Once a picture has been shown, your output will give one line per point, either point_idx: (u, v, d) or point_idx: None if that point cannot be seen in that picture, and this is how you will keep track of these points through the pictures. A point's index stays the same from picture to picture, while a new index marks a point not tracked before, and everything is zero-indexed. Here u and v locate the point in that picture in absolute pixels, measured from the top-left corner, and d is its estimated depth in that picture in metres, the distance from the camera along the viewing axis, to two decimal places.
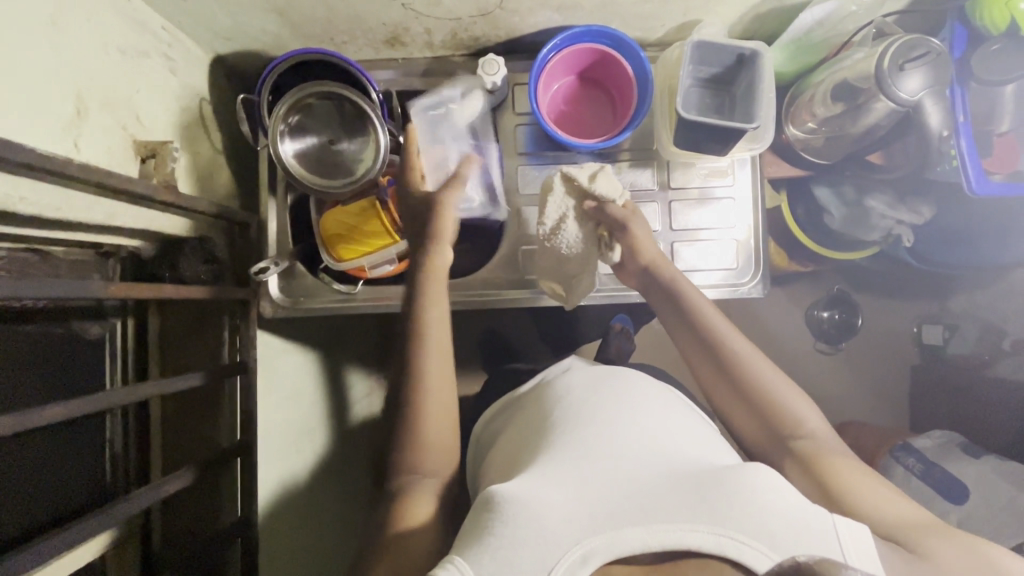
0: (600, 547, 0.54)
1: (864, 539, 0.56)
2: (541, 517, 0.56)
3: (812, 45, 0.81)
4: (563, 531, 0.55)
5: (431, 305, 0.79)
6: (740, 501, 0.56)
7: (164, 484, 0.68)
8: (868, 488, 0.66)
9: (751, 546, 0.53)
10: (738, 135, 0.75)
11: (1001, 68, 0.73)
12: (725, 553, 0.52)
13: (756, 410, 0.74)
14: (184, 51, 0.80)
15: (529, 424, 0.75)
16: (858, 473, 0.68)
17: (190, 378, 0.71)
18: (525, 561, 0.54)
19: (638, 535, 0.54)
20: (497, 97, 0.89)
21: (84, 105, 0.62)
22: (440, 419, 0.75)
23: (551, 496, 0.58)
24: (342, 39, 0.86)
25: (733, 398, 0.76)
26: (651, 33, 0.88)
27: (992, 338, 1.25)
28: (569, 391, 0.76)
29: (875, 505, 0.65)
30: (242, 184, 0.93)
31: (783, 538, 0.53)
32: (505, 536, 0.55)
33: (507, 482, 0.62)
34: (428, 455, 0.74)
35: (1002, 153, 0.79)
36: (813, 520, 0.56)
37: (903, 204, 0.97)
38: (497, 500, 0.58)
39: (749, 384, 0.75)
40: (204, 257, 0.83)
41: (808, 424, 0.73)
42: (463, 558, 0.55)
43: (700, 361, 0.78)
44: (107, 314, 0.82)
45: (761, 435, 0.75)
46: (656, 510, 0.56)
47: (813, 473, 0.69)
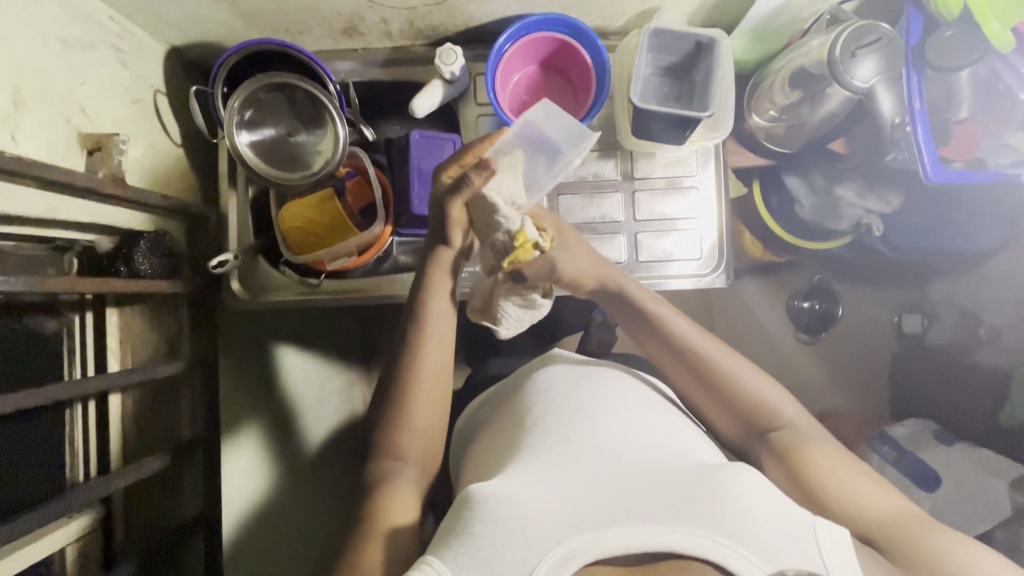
0: (583, 548, 0.51)
1: (846, 545, 0.54)
2: (525, 512, 0.55)
3: (770, 32, 0.81)
4: (547, 531, 0.53)
5: (438, 292, 0.75)
6: (725, 503, 0.54)
7: (115, 479, 0.71)
8: (847, 481, 0.65)
9: (734, 550, 0.50)
10: (694, 123, 0.75)
11: (958, 55, 0.71)
12: (708, 556, 0.50)
13: (733, 408, 0.73)
14: (135, 42, 0.79)
15: (510, 425, 0.73)
16: (836, 464, 0.67)
17: (144, 372, 0.74)
18: (502, 559, 0.52)
19: (622, 534, 0.52)
20: (459, 86, 0.88)
21: (21, 97, 0.61)
22: (431, 410, 0.73)
23: (530, 495, 0.57)
24: (298, 29, 0.85)
25: (709, 399, 0.74)
26: (611, 21, 0.87)
27: (969, 324, 1.22)
28: (554, 387, 0.75)
29: (854, 502, 0.64)
30: (203, 177, 0.92)
31: (765, 542, 0.51)
32: (482, 535, 0.54)
33: (488, 482, 0.60)
34: (413, 443, 0.71)
35: (960, 140, 0.80)
36: (792, 523, 0.54)
37: (873, 193, 0.95)
38: (477, 499, 0.57)
39: (729, 388, 0.73)
40: (163, 250, 0.79)
41: (786, 413, 0.72)
42: (440, 558, 0.54)
43: (680, 375, 0.76)
44: (62, 309, 0.78)
45: (739, 431, 0.73)
46: (641, 510, 0.53)
47: (792, 470, 0.68)
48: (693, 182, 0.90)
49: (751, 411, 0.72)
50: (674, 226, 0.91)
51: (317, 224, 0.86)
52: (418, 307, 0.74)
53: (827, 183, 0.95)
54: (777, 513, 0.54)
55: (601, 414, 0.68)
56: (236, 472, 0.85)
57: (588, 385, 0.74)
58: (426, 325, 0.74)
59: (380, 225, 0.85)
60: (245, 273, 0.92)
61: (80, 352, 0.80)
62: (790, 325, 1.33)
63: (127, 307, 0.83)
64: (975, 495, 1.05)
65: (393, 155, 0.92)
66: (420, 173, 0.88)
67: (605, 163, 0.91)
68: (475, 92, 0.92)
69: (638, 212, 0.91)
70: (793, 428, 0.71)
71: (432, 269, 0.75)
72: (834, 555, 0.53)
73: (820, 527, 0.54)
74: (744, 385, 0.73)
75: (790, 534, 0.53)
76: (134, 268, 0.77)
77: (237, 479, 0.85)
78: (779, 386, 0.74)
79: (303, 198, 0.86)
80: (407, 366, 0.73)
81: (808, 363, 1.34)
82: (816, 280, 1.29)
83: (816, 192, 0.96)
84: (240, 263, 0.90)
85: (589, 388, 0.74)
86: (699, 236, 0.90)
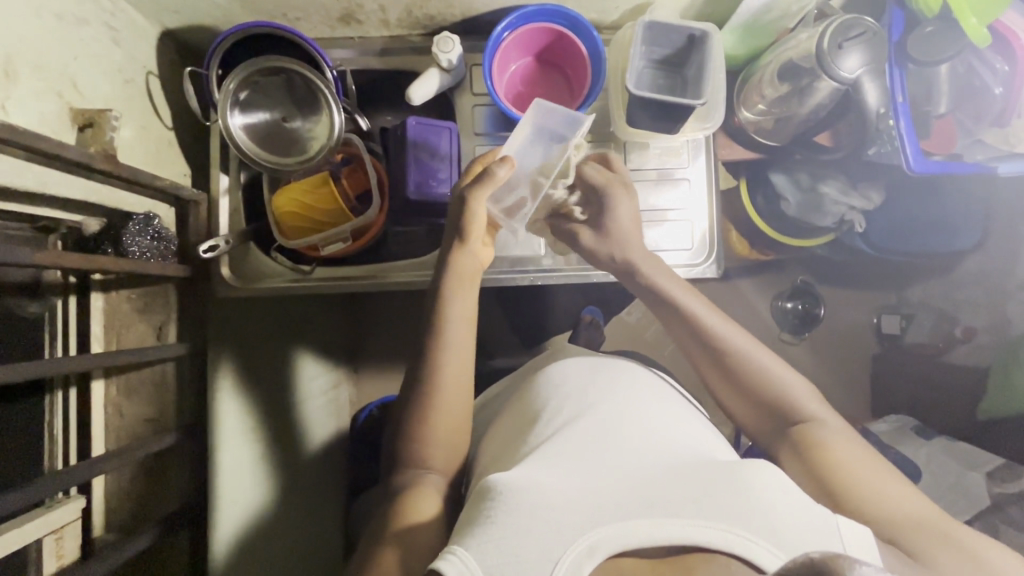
0: (608, 538, 0.50)
1: (869, 541, 0.53)
2: (547, 504, 0.53)
3: (759, 28, 0.84)
4: (568, 522, 0.51)
5: (456, 298, 0.74)
6: (749, 497, 0.52)
7: (98, 462, 0.70)
8: (869, 478, 0.64)
9: (761, 544, 0.49)
10: (688, 112, 0.77)
11: (934, 51, 0.75)
12: (736, 551, 0.48)
13: (755, 400, 0.73)
14: (129, 22, 0.78)
15: (523, 421, 0.72)
16: (862, 461, 0.66)
17: (132, 354, 0.73)
18: (524, 548, 0.50)
19: (646, 527, 0.50)
20: (455, 75, 0.89)
21: (13, 68, 0.60)
22: (453, 409, 0.71)
23: (549, 487, 0.55)
24: (295, 14, 0.85)
25: (731, 390, 0.74)
26: (606, 15, 0.89)
27: (945, 326, 1.30)
28: (571, 381, 0.75)
29: (881, 500, 0.62)
30: (194, 162, 0.91)
31: (791, 536, 0.50)
32: (502, 524, 0.52)
33: (505, 472, 0.59)
34: (432, 444, 0.70)
35: (941, 132, 0.84)
36: (816, 520, 0.53)
37: (855, 189, 0.98)
38: (497, 489, 0.56)
39: (752, 378, 0.73)
40: (152, 234, 0.78)
41: (809, 406, 0.71)
42: (463, 549, 0.51)
43: (701, 359, 0.77)
44: (45, 292, 0.76)
45: (764, 423, 0.73)
46: (664, 503, 0.52)
47: (813, 465, 0.67)
48: (684, 174, 0.92)
49: (773, 402, 0.72)
50: (667, 217, 0.92)
51: (312, 207, 0.86)
52: (439, 308, 0.74)
53: (812, 180, 0.98)
54: (800, 506, 0.53)
55: (613, 411, 0.68)
56: (239, 467, 0.86)
57: (604, 381, 0.74)
58: (449, 322, 0.73)
59: (376, 207, 0.84)
60: (236, 260, 0.90)
61: (63, 336, 0.77)
62: (775, 325, 1.35)
63: (113, 291, 0.81)
64: (955, 487, 1.07)
65: (389, 142, 0.92)
66: (417, 160, 0.88)
67: (599, 154, 0.93)
68: (471, 83, 0.92)
69: None
70: (816, 424, 0.70)
71: (451, 272, 0.75)
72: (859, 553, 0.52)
73: (843, 526, 0.53)
74: (768, 378, 0.73)
75: (814, 530, 0.51)
76: (122, 248, 0.75)
77: (241, 475, 0.86)
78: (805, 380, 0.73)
79: (297, 181, 0.86)
80: (430, 360, 0.72)
81: (793, 362, 1.36)
82: (800, 280, 1.32)
83: (803, 189, 0.99)
84: (232, 249, 0.89)
85: (604, 383, 0.74)
86: (691, 227, 0.92)
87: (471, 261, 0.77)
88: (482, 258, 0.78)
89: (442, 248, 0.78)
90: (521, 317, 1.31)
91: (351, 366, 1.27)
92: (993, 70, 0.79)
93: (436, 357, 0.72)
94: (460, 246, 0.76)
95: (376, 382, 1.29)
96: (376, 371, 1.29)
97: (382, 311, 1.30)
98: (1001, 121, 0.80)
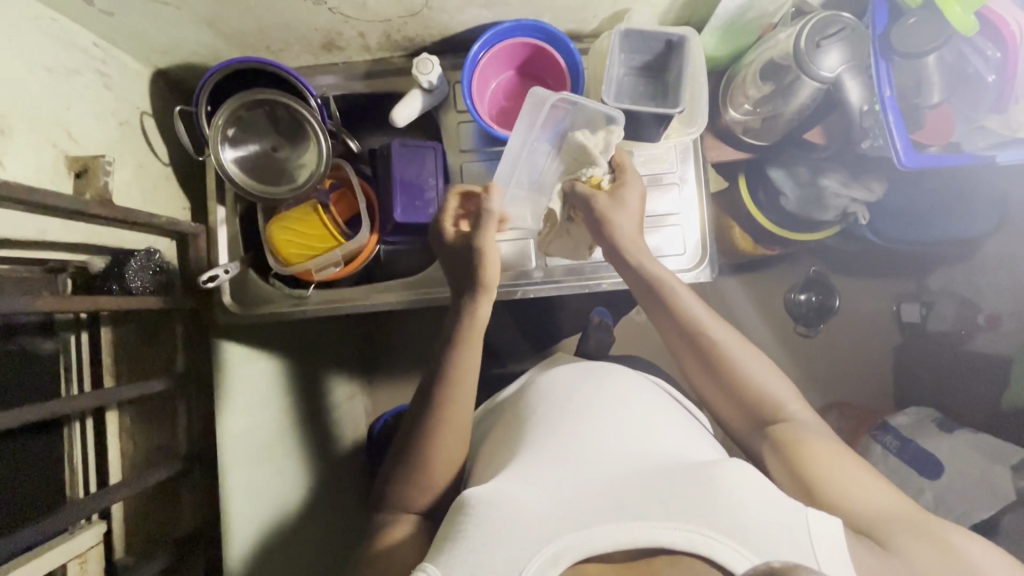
0: (571, 545, 0.51)
1: (840, 536, 0.53)
2: (516, 513, 0.54)
3: (739, 27, 0.83)
4: (535, 530, 0.52)
5: (468, 348, 0.71)
6: (715, 497, 0.53)
7: (110, 493, 0.72)
8: (844, 471, 0.62)
9: (725, 543, 0.49)
10: (667, 121, 0.76)
11: (919, 42, 0.73)
12: (697, 550, 0.49)
13: (732, 395, 0.71)
14: (120, 67, 0.81)
15: (511, 426, 0.73)
16: (839, 456, 0.64)
17: (140, 387, 0.76)
18: (493, 562, 0.51)
19: (611, 532, 0.51)
20: (438, 95, 0.90)
21: (8, 124, 0.63)
22: (452, 444, 0.70)
23: (524, 497, 0.56)
24: (277, 46, 0.87)
25: (712, 384, 0.72)
26: (585, 24, 0.89)
27: (967, 312, 1.24)
28: (556, 390, 0.75)
29: (848, 492, 0.60)
30: (192, 195, 0.95)
31: (756, 532, 0.50)
32: (472, 537, 0.53)
33: (481, 485, 0.60)
34: (426, 480, 0.69)
35: (938, 122, 0.81)
36: (787, 517, 0.53)
37: (855, 181, 0.95)
38: (470, 502, 0.57)
39: (729, 372, 0.70)
40: (154, 267, 0.82)
41: (783, 403, 0.69)
42: (434, 563, 0.53)
43: (685, 354, 0.73)
44: (59, 329, 0.79)
45: (740, 421, 0.71)
46: (632, 506, 0.53)
47: (789, 462, 0.65)
48: (673, 178, 0.91)
49: (752, 401, 0.70)
50: (659, 223, 0.91)
51: (304, 234, 0.88)
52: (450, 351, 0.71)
53: (810, 174, 0.95)
54: (771, 503, 0.53)
55: (597, 412, 0.68)
56: (253, 489, 0.88)
57: (591, 385, 0.74)
58: (456, 351, 0.71)
59: (366, 232, 0.87)
60: (237, 288, 0.93)
61: (78, 370, 0.80)
62: (787, 319, 1.32)
63: (123, 325, 0.83)
64: (979, 485, 1.03)
65: (377, 165, 0.94)
66: (402, 181, 0.89)
67: None
68: (455, 100, 0.93)
69: None
70: (795, 421, 0.68)
71: (466, 323, 0.72)
72: (829, 545, 0.52)
73: (812, 518, 0.53)
74: (747, 374, 0.70)
75: (785, 524, 0.52)
76: (126, 284, 0.78)
77: (256, 494, 0.88)
78: (783, 372, 0.71)
79: (288, 210, 0.88)
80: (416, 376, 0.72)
81: (807, 358, 1.33)
82: (812, 272, 1.28)
83: (801, 183, 0.97)
84: (232, 279, 0.92)
85: (588, 387, 0.74)
86: (683, 231, 0.90)
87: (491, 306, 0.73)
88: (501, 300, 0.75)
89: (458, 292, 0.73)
90: (527, 324, 1.31)
91: (363, 379, 1.30)
92: (984, 58, 0.76)
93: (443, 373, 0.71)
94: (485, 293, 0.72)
95: (386, 395, 1.31)
96: (386, 383, 1.31)
97: (390, 324, 1.32)
98: (998, 107, 0.77)
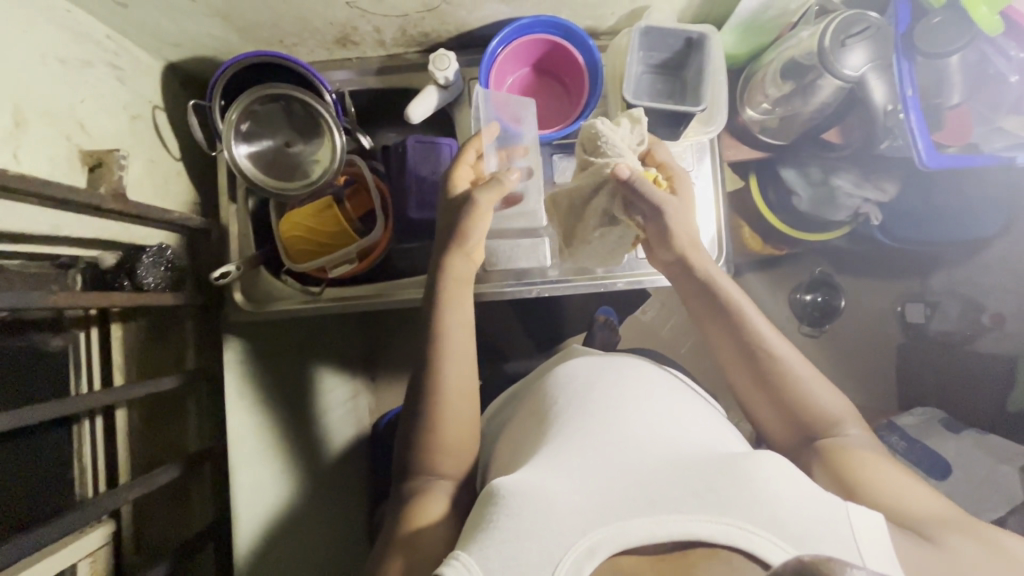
0: (607, 538, 0.50)
1: (882, 532, 0.52)
2: (549, 506, 0.53)
3: (758, 26, 0.83)
4: (570, 523, 0.52)
5: (450, 307, 0.73)
6: (752, 490, 0.52)
7: (123, 492, 0.71)
8: (894, 482, 0.62)
9: (761, 535, 0.49)
10: (688, 120, 0.76)
11: (944, 42, 0.73)
12: (735, 543, 0.49)
13: (781, 404, 0.70)
14: (132, 60, 0.80)
15: (532, 416, 0.73)
16: (891, 471, 0.63)
17: (154, 384, 0.75)
18: (528, 555, 0.51)
19: (646, 526, 0.51)
20: (453, 91, 0.89)
21: (22, 116, 0.62)
22: (458, 422, 0.70)
23: (555, 489, 0.56)
24: (291, 40, 0.86)
25: (761, 393, 0.71)
26: (602, 21, 0.89)
27: (972, 313, 1.26)
28: (578, 380, 0.74)
29: (906, 500, 0.59)
30: (202, 190, 0.93)
31: (794, 527, 0.50)
32: (506, 529, 0.52)
33: (510, 475, 0.59)
34: (445, 459, 0.69)
35: (954, 125, 0.81)
36: (824, 512, 0.52)
37: (868, 181, 0.94)
38: (501, 493, 0.56)
39: (780, 379, 0.70)
40: (166, 264, 0.80)
41: (834, 415, 0.68)
42: (467, 551, 0.52)
43: (733, 360, 0.73)
44: (67, 326, 0.77)
45: (786, 429, 0.71)
46: (665, 501, 0.52)
47: (843, 471, 0.63)
48: (688, 177, 0.91)
49: (801, 411, 0.69)
50: None
51: (317, 231, 0.87)
52: (436, 318, 0.73)
53: (823, 174, 0.95)
54: (806, 497, 0.53)
55: (618, 406, 0.67)
56: (259, 485, 0.87)
57: (612, 377, 0.74)
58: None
59: (380, 229, 0.85)
60: (247, 286, 0.92)
61: (86, 368, 0.78)
62: (792, 319, 1.32)
63: (132, 321, 0.82)
64: (987, 485, 1.04)
65: (391, 161, 0.93)
66: (417, 178, 0.89)
67: None
68: (470, 97, 0.92)
69: None
70: (840, 436, 0.67)
71: (445, 280, 0.74)
72: (872, 544, 0.51)
73: (854, 517, 0.52)
74: (798, 383, 0.70)
75: (823, 520, 0.51)
76: (138, 280, 0.77)
77: (263, 490, 0.88)
78: (837, 388, 0.70)
79: (300, 207, 0.87)
80: (434, 374, 0.71)
81: (813, 357, 1.33)
82: (818, 272, 1.28)
83: (813, 183, 0.96)
84: (242, 275, 0.91)
85: (612, 380, 0.73)
86: (698, 230, 0.90)
87: (466, 265, 0.75)
88: (477, 260, 0.77)
89: (438, 250, 0.76)
90: (534, 323, 1.30)
91: (368, 377, 1.29)
92: (1007, 58, 0.76)
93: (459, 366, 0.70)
94: (459, 252, 0.74)
95: (391, 393, 1.30)
96: (392, 381, 1.30)
97: (397, 322, 1.31)
98: (1019, 107, 0.77)
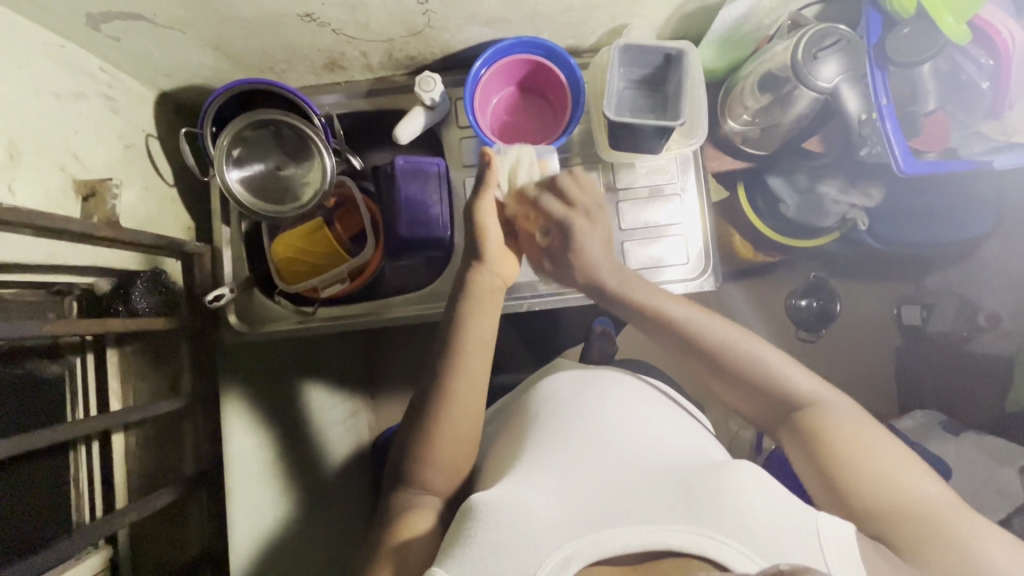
0: (582, 549, 0.51)
1: (849, 540, 0.53)
2: (526, 519, 0.54)
3: (735, 40, 0.84)
4: (546, 535, 0.53)
5: (471, 326, 0.72)
6: (725, 499, 0.53)
7: (122, 516, 0.71)
8: (875, 461, 0.62)
9: (731, 545, 0.50)
10: (669, 133, 0.77)
11: (915, 52, 0.75)
12: (705, 552, 0.49)
13: (748, 389, 0.70)
14: (125, 90, 0.82)
15: (516, 431, 0.73)
16: (873, 444, 0.63)
17: (143, 409, 0.75)
18: (502, 566, 0.52)
19: (621, 536, 0.51)
20: (440, 112, 0.91)
21: (17, 150, 0.64)
22: (458, 441, 0.70)
23: (532, 503, 0.56)
24: (281, 67, 0.88)
25: (722, 381, 0.72)
26: (583, 39, 0.91)
27: (968, 314, 1.25)
28: (560, 395, 0.74)
29: (888, 486, 0.60)
30: (196, 215, 0.95)
31: (763, 536, 0.51)
32: (483, 542, 0.53)
33: (488, 489, 0.60)
34: (435, 479, 0.69)
35: (931, 131, 0.82)
36: (794, 521, 0.53)
37: (854, 187, 0.95)
38: (479, 508, 0.56)
39: (730, 363, 0.71)
40: (160, 288, 0.83)
41: (808, 390, 0.69)
42: (443, 569, 0.53)
43: (688, 357, 0.74)
44: (63, 352, 0.79)
45: (762, 413, 0.71)
46: (642, 511, 0.53)
47: (814, 455, 0.65)
48: (675, 189, 0.92)
49: (769, 390, 0.69)
50: (662, 233, 0.91)
51: (309, 252, 0.89)
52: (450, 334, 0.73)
53: (809, 181, 0.96)
54: (781, 510, 0.53)
55: (603, 417, 0.68)
56: (259, 508, 0.88)
57: (596, 390, 0.73)
58: (467, 348, 0.71)
59: (369, 249, 0.86)
60: (241, 306, 0.94)
61: (83, 393, 0.80)
62: (788, 325, 1.32)
63: (126, 346, 0.83)
64: (989, 487, 1.03)
65: (381, 181, 0.95)
66: (407, 198, 0.90)
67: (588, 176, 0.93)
68: (457, 116, 0.94)
69: (625, 221, 0.92)
70: (815, 406, 0.67)
71: (469, 293, 0.74)
72: (836, 548, 0.52)
73: (821, 522, 0.54)
74: (759, 367, 0.70)
75: (792, 528, 0.52)
76: (132, 306, 0.79)
77: (264, 512, 0.88)
78: (802, 363, 0.70)
79: (292, 228, 0.89)
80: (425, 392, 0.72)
81: (810, 363, 1.32)
82: (812, 277, 1.28)
83: (800, 191, 0.98)
84: (236, 296, 0.93)
85: (598, 391, 0.73)
86: (685, 241, 0.91)
87: (493, 280, 0.75)
88: (505, 276, 0.77)
89: (462, 268, 0.76)
90: (530, 336, 1.31)
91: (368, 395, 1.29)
92: (978, 65, 0.77)
93: (446, 383, 0.70)
94: (482, 266, 0.75)
95: (391, 410, 1.30)
96: (391, 398, 1.31)
97: (394, 339, 1.32)
98: (994, 112, 0.79)
